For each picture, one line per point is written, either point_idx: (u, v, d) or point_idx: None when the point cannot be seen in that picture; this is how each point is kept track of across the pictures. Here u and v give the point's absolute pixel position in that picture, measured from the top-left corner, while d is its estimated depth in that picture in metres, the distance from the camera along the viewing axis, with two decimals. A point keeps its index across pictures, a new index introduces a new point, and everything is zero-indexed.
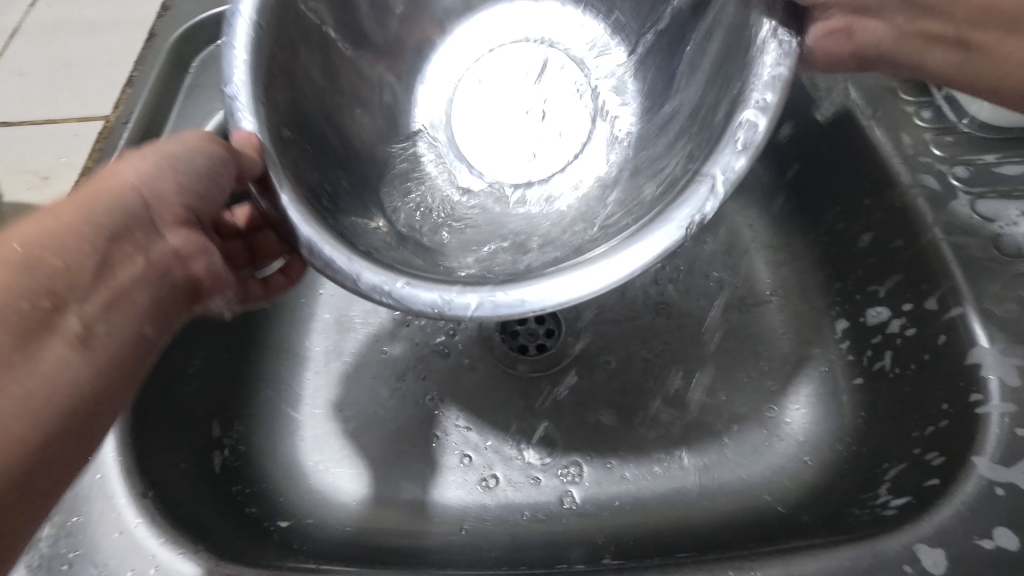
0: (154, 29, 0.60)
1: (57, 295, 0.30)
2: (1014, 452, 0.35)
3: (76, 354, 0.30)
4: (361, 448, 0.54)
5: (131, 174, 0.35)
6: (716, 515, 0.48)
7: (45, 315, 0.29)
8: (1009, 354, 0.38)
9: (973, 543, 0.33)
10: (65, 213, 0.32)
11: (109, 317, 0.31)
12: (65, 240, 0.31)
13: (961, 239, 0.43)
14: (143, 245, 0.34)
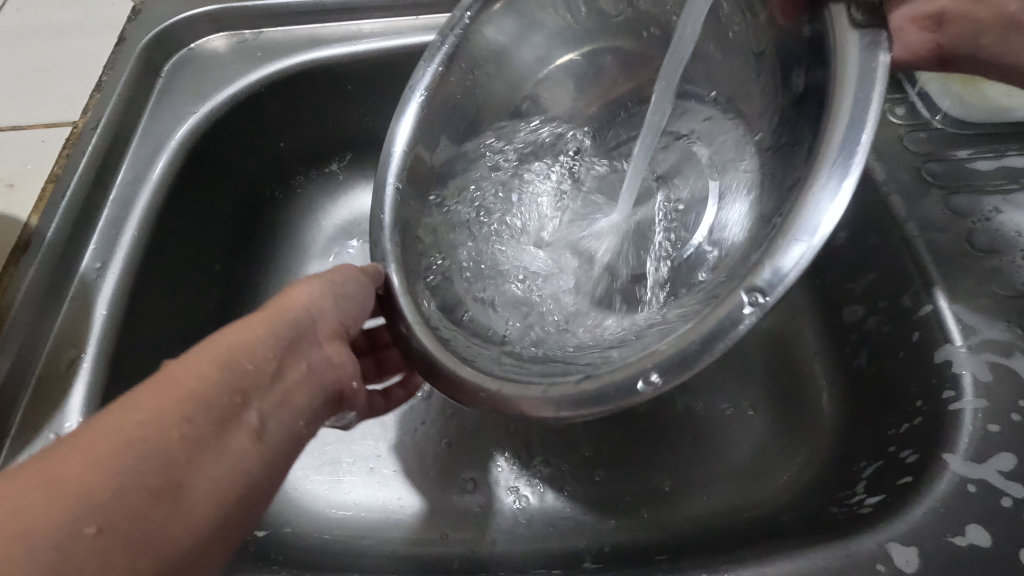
0: (124, 32, 0.59)
1: (242, 397, 0.29)
2: (984, 447, 0.35)
3: (252, 449, 0.28)
4: (341, 455, 0.54)
5: (301, 293, 0.35)
6: (697, 518, 0.48)
7: (232, 412, 0.28)
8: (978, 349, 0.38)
9: (946, 539, 0.32)
10: (254, 324, 0.32)
11: (273, 426, 0.30)
12: (249, 345, 0.31)
13: (934, 235, 0.43)
14: (310, 356, 0.33)
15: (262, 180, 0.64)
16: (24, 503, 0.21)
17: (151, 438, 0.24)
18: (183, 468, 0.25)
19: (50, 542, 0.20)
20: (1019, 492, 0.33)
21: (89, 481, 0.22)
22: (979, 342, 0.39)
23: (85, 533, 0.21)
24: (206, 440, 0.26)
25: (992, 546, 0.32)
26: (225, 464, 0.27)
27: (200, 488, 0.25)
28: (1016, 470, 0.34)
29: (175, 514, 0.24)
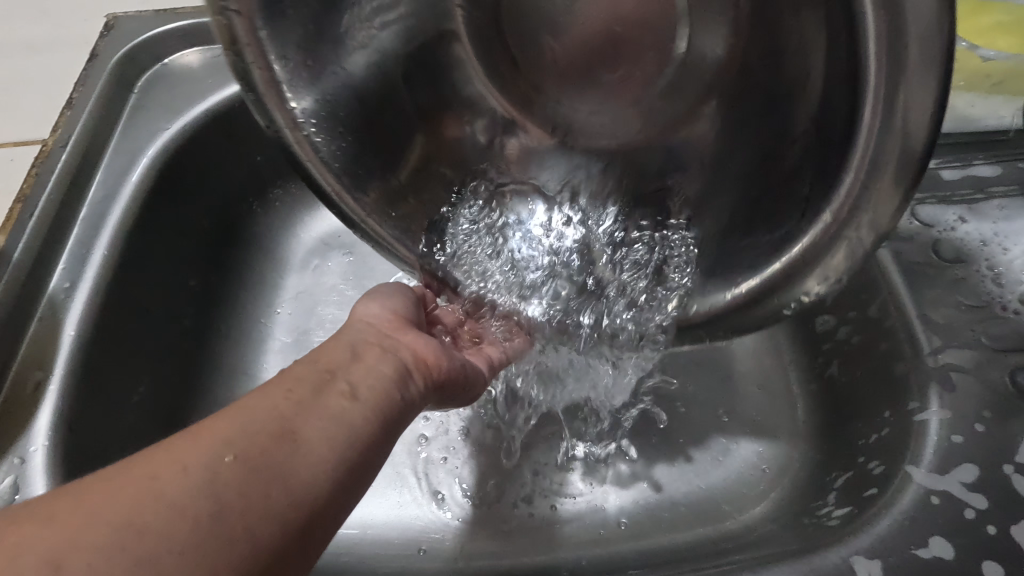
0: (96, 48, 0.59)
1: (333, 370, 0.31)
2: (947, 459, 0.35)
3: (351, 406, 0.29)
4: None
5: (364, 306, 0.39)
6: (676, 532, 0.47)
7: (327, 380, 0.30)
8: (940, 357, 0.39)
9: (911, 552, 0.33)
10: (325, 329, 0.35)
11: (370, 389, 0.31)
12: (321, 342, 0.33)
13: (900, 244, 0.44)
14: (385, 342, 0.35)
15: (239, 194, 0.64)
16: (164, 452, 0.23)
17: (258, 403, 0.27)
18: (295, 420, 0.26)
19: (193, 469, 0.23)
20: (981, 503, 0.33)
21: (215, 429, 0.25)
22: (944, 352, 0.39)
23: (221, 464, 0.23)
24: (309, 399, 0.28)
25: (955, 558, 0.32)
26: (333, 415, 0.28)
27: (315, 435, 0.26)
28: (977, 480, 0.34)
29: (299, 451, 0.25)
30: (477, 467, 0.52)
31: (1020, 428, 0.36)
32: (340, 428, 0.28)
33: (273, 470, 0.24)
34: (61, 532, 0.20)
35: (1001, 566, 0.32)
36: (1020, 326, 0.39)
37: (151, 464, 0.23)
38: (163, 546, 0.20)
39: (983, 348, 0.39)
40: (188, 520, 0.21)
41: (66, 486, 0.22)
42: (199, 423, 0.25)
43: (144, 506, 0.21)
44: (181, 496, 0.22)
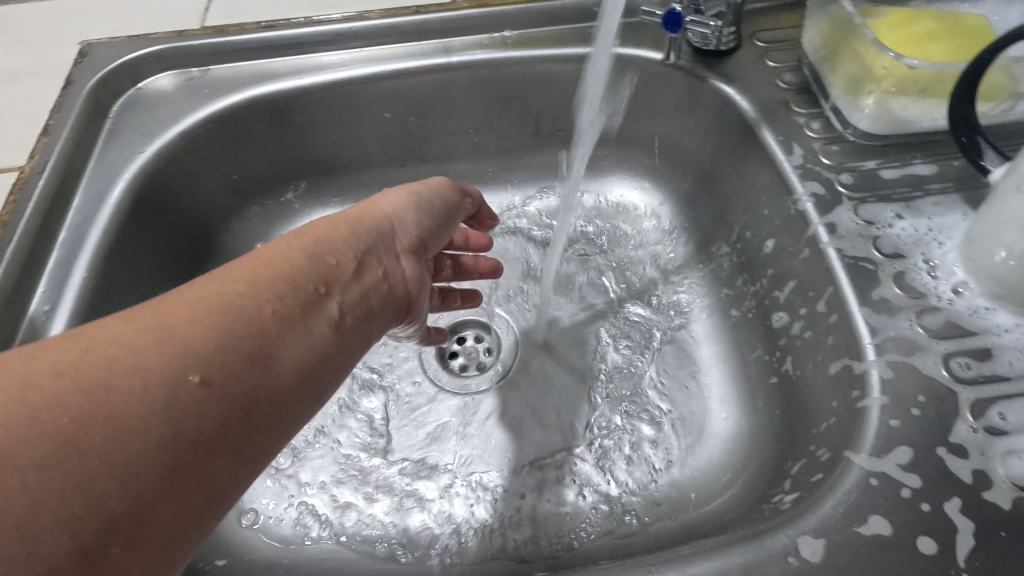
0: (71, 75, 0.60)
1: (321, 292, 0.35)
2: (885, 442, 0.37)
3: (329, 333, 0.34)
4: (314, 482, 0.56)
5: (377, 207, 0.42)
6: (646, 523, 0.51)
7: (316, 303, 0.35)
8: (867, 347, 0.42)
9: (852, 530, 0.35)
10: (338, 227, 0.39)
11: (345, 319, 0.36)
12: (318, 243, 0.37)
13: (845, 242, 0.47)
14: (383, 261, 0.40)
15: (217, 213, 0.66)
16: (147, 345, 0.28)
17: (244, 317, 0.31)
18: (273, 342, 0.31)
19: (162, 384, 0.27)
20: (916, 482, 0.36)
21: (191, 338, 0.29)
22: (882, 341, 0.42)
23: (192, 381, 0.28)
24: (292, 325, 0.33)
25: (892, 535, 0.34)
26: (303, 350, 0.33)
27: (287, 361, 0.32)
28: (912, 461, 0.37)
29: (261, 384, 0.30)
30: (464, 472, 0.56)
31: (951, 410, 0.38)
32: (310, 356, 0.33)
33: (239, 397, 0.29)
34: (34, 405, 0.24)
35: (934, 540, 0.34)
36: (951, 315, 0.42)
37: (126, 361, 0.27)
38: (123, 447, 0.25)
39: (918, 336, 0.41)
40: (152, 426, 0.26)
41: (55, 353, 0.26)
42: (187, 324, 0.29)
43: (114, 402, 0.25)
44: (148, 405, 0.26)
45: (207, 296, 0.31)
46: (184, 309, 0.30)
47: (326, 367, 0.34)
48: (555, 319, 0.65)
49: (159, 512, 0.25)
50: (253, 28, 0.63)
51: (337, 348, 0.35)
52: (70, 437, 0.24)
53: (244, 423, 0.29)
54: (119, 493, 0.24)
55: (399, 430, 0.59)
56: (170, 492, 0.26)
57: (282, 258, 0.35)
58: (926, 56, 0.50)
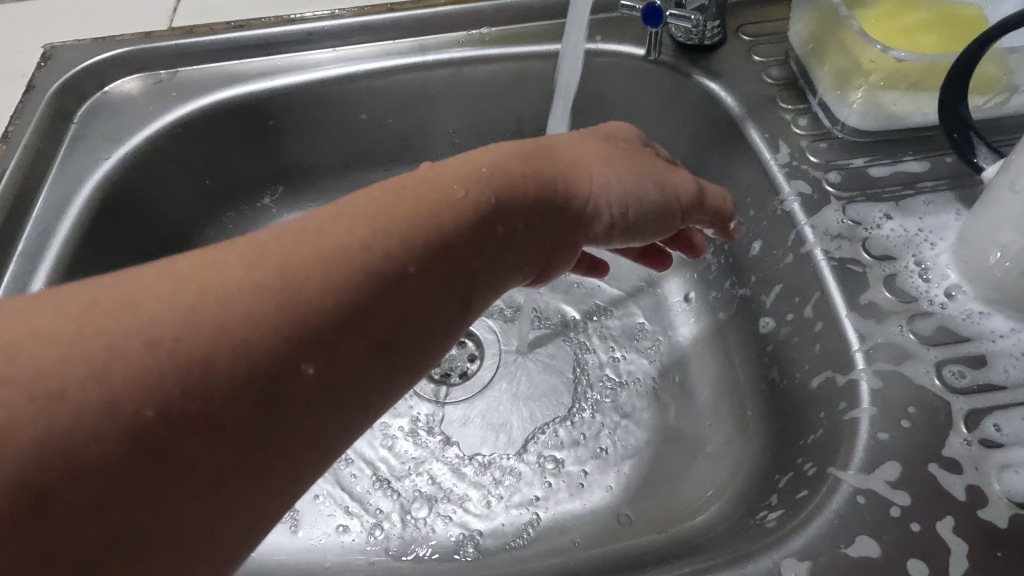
0: (33, 79, 0.58)
1: (465, 269, 0.29)
2: (873, 456, 0.36)
3: (452, 315, 0.29)
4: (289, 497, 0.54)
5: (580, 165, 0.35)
6: (633, 538, 0.49)
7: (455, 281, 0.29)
8: (856, 356, 0.40)
9: (839, 552, 0.33)
10: (513, 182, 0.32)
11: (473, 306, 0.30)
12: (483, 198, 0.30)
13: (833, 243, 0.45)
14: (537, 234, 0.33)
15: (190, 219, 0.64)
16: (260, 301, 0.24)
17: (370, 284, 0.26)
18: (392, 321, 0.26)
19: (261, 350, 0.23)
20: (905, 499, 0.34)
21: (306, 309, 0.24)
22: (871, 350, 0.40)
23: (291, 355, 0.24)
24: (417, 309, 0.27)
25: (881, 556, 0.33)
26: (423, 340, 0.28)
27: (401, 344, 0.27)
28: (901, 477, 0.35)
29: (362, 378, 0.26)
30: (445, 485, 0.55)
31: (942, 421, 0.36)
32: (425, 343, 0.28)
33: (333, 389, 0.25)
34: (118, 360, 0.22)
35: (925, 562, 0.32)
36: (942, 320, 0.40)
37: (235, 316, 0.23)
38: (198, 428, 0.22)
39: (908, 343, 0.39)
40: (235, 412, 0.23)
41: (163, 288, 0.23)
42: (312, 282, 0.25)
43: (204, 373, 0.22)
44: (246, 374, 0.23)
45: (345, 247, 0.26)
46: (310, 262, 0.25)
47: (436, 355, 0.29)
48: (541, 325, 0.63)
49: (213, 509, 0.22)
50: (223, 28, 0.61)
51: (454, 331, 0.29)
52: (146, 413, 0.21)
53: (335, 410, 0.25)
54: (182, 485, 0.22)
55: (378, 442, 0.57)
56: (244, 473, 0.23)
57: (438, 213, 0.29)
58: (914, 48, 0.47)
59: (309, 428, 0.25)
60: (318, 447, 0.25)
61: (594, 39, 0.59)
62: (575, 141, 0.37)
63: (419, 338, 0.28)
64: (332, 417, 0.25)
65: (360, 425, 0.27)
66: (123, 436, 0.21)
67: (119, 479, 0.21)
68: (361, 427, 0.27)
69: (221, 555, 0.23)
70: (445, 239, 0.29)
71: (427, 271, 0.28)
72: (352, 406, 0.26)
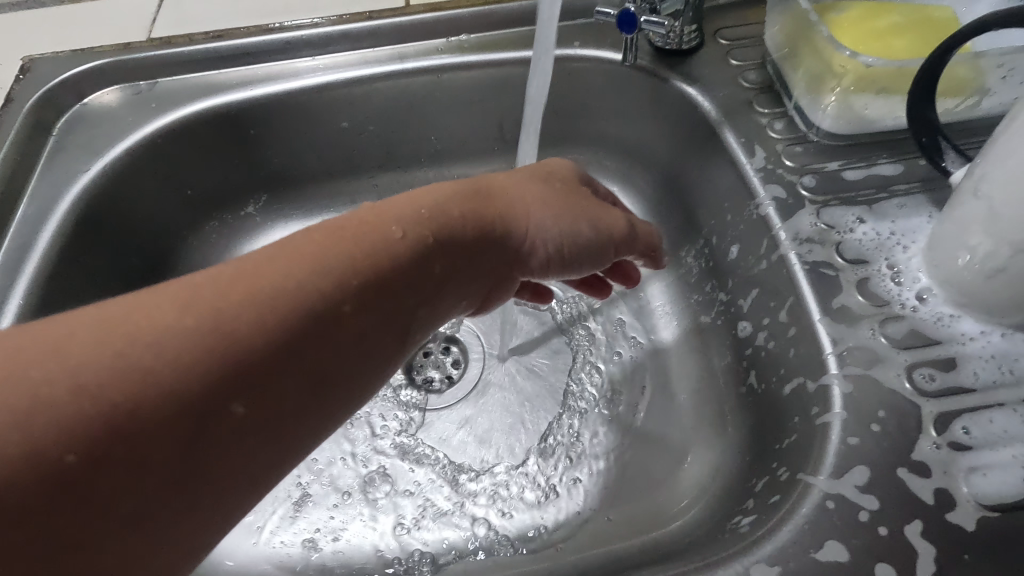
0: (10, 93, 0.58)
1: (402, 306, 0.30)
2: (842, 461, 0.36)
3: (386, 352, 0.29)
4: (273, 508, 0.54)
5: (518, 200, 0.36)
6: (614, 542, 0.49)
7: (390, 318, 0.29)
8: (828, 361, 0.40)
9: (808, 556, 0.34)
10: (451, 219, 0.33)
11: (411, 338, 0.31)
12: (423, 237, 0.31)
13: (807, 247, 0.45)
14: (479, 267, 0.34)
15: (171, 229, 0.64)
16: (189, 343, 0.24)
17: (301, 325, 0.26)
18: (323, 361, 0.27)
19: (184, 395, 0.23)
20: (873, 504, 0.35)
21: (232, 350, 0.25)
22: (843, 354, 0.40)
23: (215, 398, 0.24)
24: (354, 345, 0.28)
25: (849, 560, 0.33)
26: (354, 377, 0.28)
27: (331, 384, 0.27)
28: (869, 481, 0.36)
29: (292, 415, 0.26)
30: (431, 491, 0.55)
31: (912, 425, 0.37)
32: (357, 381, 0.28)
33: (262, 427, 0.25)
34: (41, 406, 0.22)
35: (891, 567, 0.33)
36: (914, 323, 0.41)
37: (156, 360, 0.23)
38: (114, 472, 0.22)
39: (879, 347, 0.40)
40: (163, 453, 0.23)
41: (95, 328, 0.23)
42: (241, 325, 0.25)
43: (132, 416, 0.22)
44: (166, 418, 0.23)
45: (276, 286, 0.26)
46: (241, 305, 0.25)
47: (368, 392, 0.29)
48: (524, 329, 0.63)
49: (130, 549, 0.23)
50: (201, 39, 0.61)
51: (388, 367, 0.30)
52: (64, 458, 0.21)
53: (260, 450, 0.25)
54: (104, 527, 0.22)
55: (364, 450, 0.57)
56: (163, 515, 0.23)
57: (373, 252, 0.29)
58: (887, 52, 0.48)
59: (232, 468, 0.25)
60: (243, 486, 0.25)
61: (573, 44, 0.59)
62: (517, 176, 0.37)
63: (350, 377, 0.28)
64: (256, 457, 0.25)
65: (287, 463, 0.27)
66: (44, 478, 0.21)
67: (45, 519, 0.21)
68: (289, 465, 0.27)
69: None
70: (382, 278, 0.29)
71: (362, 311, 0.28)
72: (279, 445, 0.26)
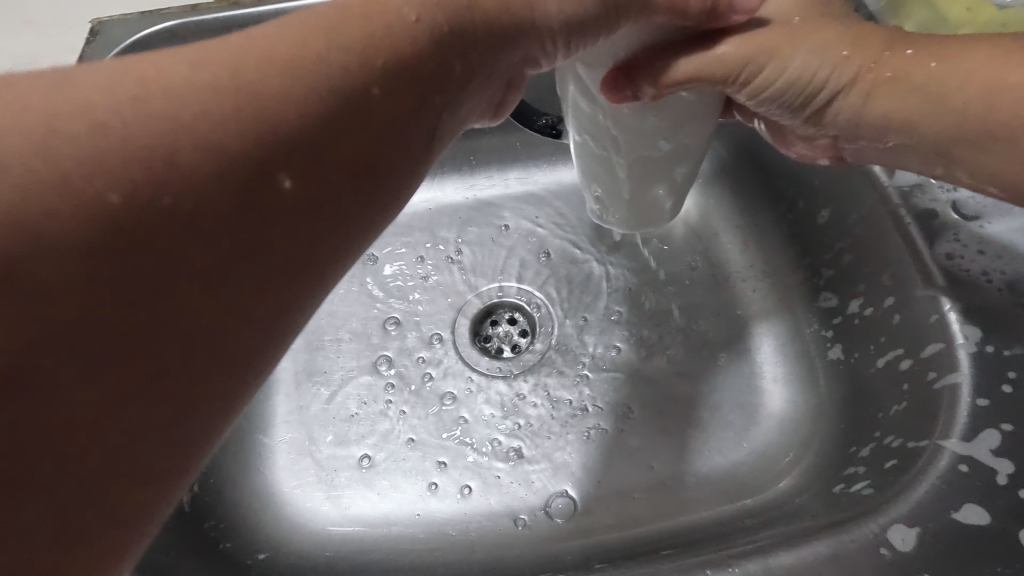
0: (83, 56, 0.57)
1: (432, 84, 0.29)
2: (973, 426, 0.35)
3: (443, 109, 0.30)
4: (354, 473, 0.55)
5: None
6: (704, 510, 0.49)
7: (417, 103, 0.29)
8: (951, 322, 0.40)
9: (949, 517, 0.33)
10: (450, 3, 0.31)
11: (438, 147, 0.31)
12: (437, 26, 0.30)
13: (920, 206, 0.44)
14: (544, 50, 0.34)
15: None
16: (209, 106, 0.24)
17: (310, 101, 0.25)
18: (361, 110, 0.27)
19: (226, 150, 0.24)
20: (1009, 467, 0.34)
21: (326, 64, 0.26)
22: (959, 313, 0.40)
23: (270, 169, 0.24)
24: (402, 113, 0.28)
25: (992, 523, 0.32)
26: (399, 159, 0.29)
27: (395, 129, 0.28)
28: (1004, 445, 0.34)
29: (395, 133, 0.28)
30: (513, 456, 0.54)
31: None
32: (360, 135, 0.27)
33: (301, 210, 0.26)
34: (168, 138, 0.23)
35: None
36: None
37: (186, 113, 0.23)
38: (212, 211, 0.23)
39: (1005, 308, 0.39)
40: (275, 180, 0.25)
41: (216, 111, 0.24)
42: (269, 94, 0.25)
43: (236, 150, 0.24)
44: (203, 171, 0.23)
45: (338, 14, 0.28)
46: (202, 62, 0.25)
47: (350, 157, 0.27)
48: (595, 294, 0.61)
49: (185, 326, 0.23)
50: (269, 0, 0.60)
51: (346, 135, 0.26)
52: (111, 198, 0.21)
53: (241, 176, 0.24)
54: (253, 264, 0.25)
55: (441, 414, 0.57)
56: (240, 255, 0.24)
57: (322, 21, 0.28)
58: (1005, 21, 0.45)
59: (275, 173, 0.25)
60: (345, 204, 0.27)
61: None
62: None
63: (372, 139, 0.27)
64: (233, 185, 0.24)
65: (307, 229, 0.26)
66: (104, 215, 0.21)
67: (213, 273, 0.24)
68: (379, 201, 0.28)
69: (219, 369, 0.24)
70: (399, 30, 0.28)
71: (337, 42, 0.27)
72: (258, 163, 0.24)
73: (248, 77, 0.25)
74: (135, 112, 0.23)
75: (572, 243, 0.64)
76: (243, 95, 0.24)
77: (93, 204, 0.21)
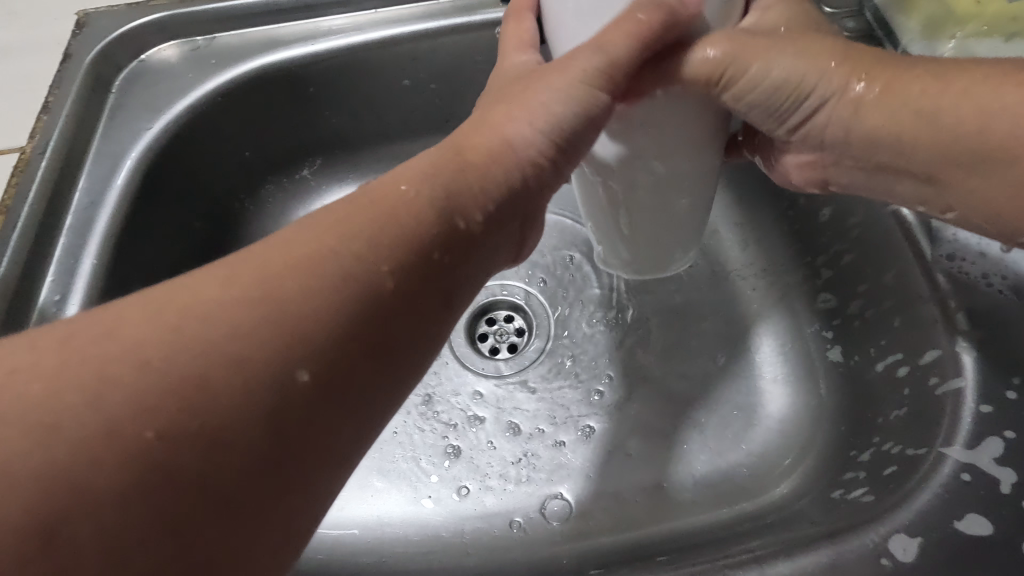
0: (68, 48, 0.56)
1: (454, 243, 0.28)
2: (975, 434, 0.35)
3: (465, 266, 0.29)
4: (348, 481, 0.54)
5: (509, 123, 0.32)
6: (701, 514, 0.49)
7: (436, 266, 0.27)
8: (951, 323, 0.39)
9: (950, 526, 0.32)
10: (467, 162, 0.30)
11: (459, 305, 0.29)
12: (455, 183, 0.29)
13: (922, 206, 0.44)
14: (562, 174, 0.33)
15: (232, 193, 0.63)
16: (239, 322, 0.23)
17: (335, 286, 0.24)
18: (384, 287, 0.25)
19: (255, 365, 0.22)
20: (1012, 477, 0.33)
21: (353, 245, 0.25)
22: (961, 316, 0.39)
23: (295, 374, 0.23)
24: (426, 282, 0.27)
25: (994, 533, 0.32)
26: (419, 327, 0.27)
27: (419, 297, 0.26)
28: (1005, 454, 0.34)
29: (419, 299, 0.26)
30: (507, 458, 0.53)
31: None
32: (384, 315, 0.25)
33: (327, 402, 0.24)
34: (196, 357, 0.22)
35: None
36: None
37: (217, 336, 0.22)
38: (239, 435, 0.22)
39: (1008, 313, 0.38)
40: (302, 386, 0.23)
41: (237, 306, 0.23)
42: (294, 288, 0.24)
43: (263, 364, 0.22)
44: (234, 394, 0.22)
45: (362, 194, 0.28)
46: (233, 272, 0.24)
47: (374, 335, 0.25)
48: (591, 293, 0.60)
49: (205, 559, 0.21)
50: None
51: (369, 315, 0.25)
52: (145, 436, 0.20)
53: (268, 387, 0.22)
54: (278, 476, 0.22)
55: (435, 421, 0.56)
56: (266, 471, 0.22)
57: (349, 204, 0.27)
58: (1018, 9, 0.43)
59: (301, 375, 0.23)
60: (370, 388, 0.25)
61: None
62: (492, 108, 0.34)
63: (395, 317, 0.26)
64: (261, 396, 0.22)
65: (332, 423, 0.24)
66: (134, 457, 0.20)
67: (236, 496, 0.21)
68: (404, 376, 0.26)
69: None
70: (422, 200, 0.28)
71: (363, 218, 0.26)
72: (284, 371, 0.23)
73: (275, 276, 0.24)
74: (164, 335, 0.22)
75: (567, 241, 0.63)
76: (271, 295, 0.23)
77: (123, 448, 0.20)
